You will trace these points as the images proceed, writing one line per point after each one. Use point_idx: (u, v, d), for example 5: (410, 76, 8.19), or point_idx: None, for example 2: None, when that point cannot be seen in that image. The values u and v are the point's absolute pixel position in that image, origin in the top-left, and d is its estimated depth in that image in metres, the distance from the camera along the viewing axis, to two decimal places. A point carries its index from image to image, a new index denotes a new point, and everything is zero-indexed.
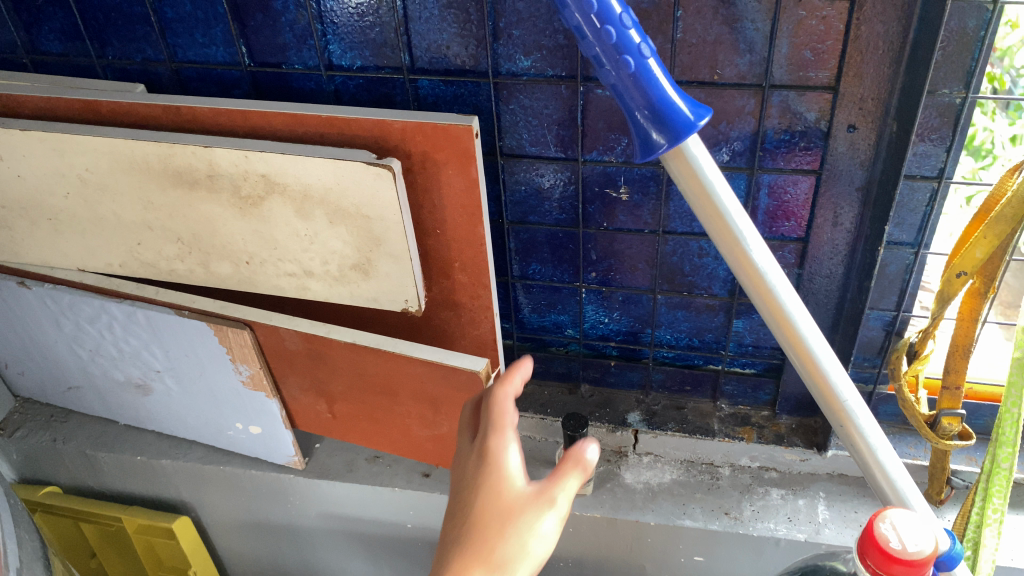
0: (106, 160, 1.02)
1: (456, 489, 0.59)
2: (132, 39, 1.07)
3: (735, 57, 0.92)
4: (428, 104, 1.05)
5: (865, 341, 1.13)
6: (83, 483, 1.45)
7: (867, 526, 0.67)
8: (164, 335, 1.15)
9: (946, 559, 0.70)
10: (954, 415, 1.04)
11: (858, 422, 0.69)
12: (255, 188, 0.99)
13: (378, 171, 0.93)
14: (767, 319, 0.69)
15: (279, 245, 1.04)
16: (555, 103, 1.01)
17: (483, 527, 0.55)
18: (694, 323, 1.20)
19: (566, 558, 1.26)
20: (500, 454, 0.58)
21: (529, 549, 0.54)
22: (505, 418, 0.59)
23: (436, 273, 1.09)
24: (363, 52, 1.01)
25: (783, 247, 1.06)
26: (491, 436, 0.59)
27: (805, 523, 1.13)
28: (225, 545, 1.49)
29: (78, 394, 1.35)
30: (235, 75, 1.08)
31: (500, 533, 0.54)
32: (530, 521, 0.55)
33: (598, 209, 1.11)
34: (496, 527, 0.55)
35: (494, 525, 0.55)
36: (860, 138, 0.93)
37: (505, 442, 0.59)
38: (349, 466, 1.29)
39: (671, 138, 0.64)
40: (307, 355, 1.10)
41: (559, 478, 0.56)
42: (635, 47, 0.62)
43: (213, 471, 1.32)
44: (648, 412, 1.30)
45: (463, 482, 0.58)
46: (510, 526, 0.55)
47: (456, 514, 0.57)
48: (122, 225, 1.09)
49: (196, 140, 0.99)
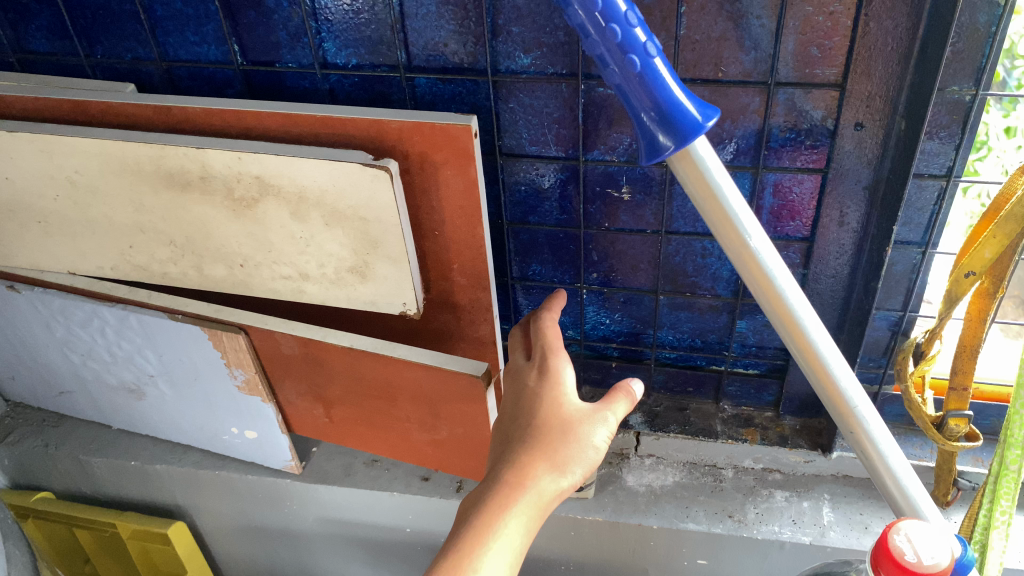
0: (96, 163, 1.00)
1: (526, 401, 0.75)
2: (121, 37, 1.05)
3: (740, 54, 0.90)
4: (426, 103, 1.03)
5: (870, 341, 1.11)
6: (76, 488, 1.43)
7: (881, 537, 0.65)
8: (157, 339, 1.13)
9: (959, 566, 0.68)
10: (961, 416, 1.01)
11: (868, 427, 0.68)
12: (249, 191, 0.97)
13: (375, 172, 0.90)
14: (775, 325, 0.67)
15: (274, 248, 1.02)
16: (555, 102, 0.99)
17: (552, 430, 0.72)
18: (697, 323, 1.18)
19: (568, 561, 1.25)
20: (562, 375, 0.77)
21: (588, 454, 0.72)
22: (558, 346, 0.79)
23: (434, 275, 1.07)
24: (359, 49, 0.99)
25: (788, 246, 1.05)
26: (551, 363, 0.78)
27: (810, 526, 1.12)
28: (221, 550, 1.47)
29: (70, 399, 1.33)
30: (228, 74, 1.05)
31: (563, 437, 0.71)
32: (591, 433, 0.72)
33: (598, 209, 1.09)
34: (560, 429, 0.72)
35: (558, 431, 0.72)
36: (867, 136, 0.91)
37: (566, 370, 0.77)
38: (347, 470, 1.27)
39: (679, 140, 0.62)
40: (303, 360, 1.08)
41: (613, 403, 0.76)
42: (640, 46, 0.60)
43: (208, 476, 1.30)
44: (650, 414, 1.29)
45: (532, 395, 0.75)
46: (573, 432, 0.72)
47: (527, 415, 0.74)
48: (114, 228, 1.07)
49: (188, 141, 0.96)
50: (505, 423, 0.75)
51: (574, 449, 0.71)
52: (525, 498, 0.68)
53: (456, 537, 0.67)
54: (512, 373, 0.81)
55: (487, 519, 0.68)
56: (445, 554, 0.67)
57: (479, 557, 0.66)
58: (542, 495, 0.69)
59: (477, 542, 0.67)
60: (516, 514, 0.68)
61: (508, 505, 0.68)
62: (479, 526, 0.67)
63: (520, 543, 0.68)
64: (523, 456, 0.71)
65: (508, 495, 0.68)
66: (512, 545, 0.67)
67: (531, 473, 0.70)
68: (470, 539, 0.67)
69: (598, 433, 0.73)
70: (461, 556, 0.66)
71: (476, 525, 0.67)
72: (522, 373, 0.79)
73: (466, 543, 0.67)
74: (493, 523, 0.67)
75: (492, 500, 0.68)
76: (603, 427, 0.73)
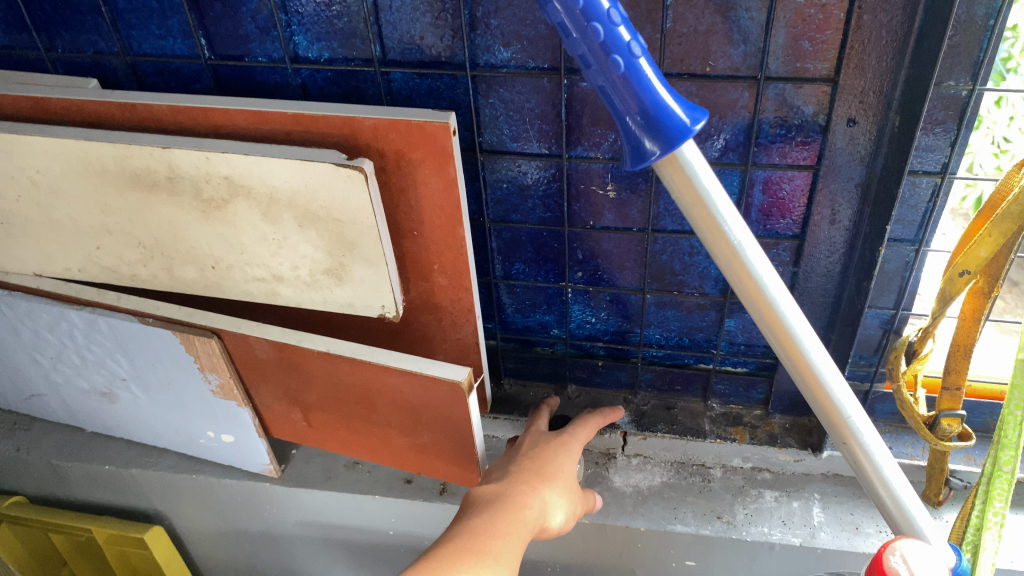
0: (58, 163, 0.96)
1: (546, 453, 0.95)
2: (83, 31, 1.00)
3: (729, 47, 0.86)
4: (402, 98, 0.99)
5: (862, 339, 1.09)
6: (50, 492, 1.40)
7: (876, 557, 0.62)
8: (128, 344, 1.09)
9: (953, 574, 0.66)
10: (954, 416, 0.98)
11: (862, 437, 0.66)
12: (219, 191, 0.93)
13: (349, 172, 0.86)
14: (765, 333, 0.64)
15: (246, 250, 0.98)
16: (537, 97, 0.95)
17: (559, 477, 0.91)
18: (685, 322, 1.16)
19: (554, 562, 1.23)
20: (574, 453, 0.97)
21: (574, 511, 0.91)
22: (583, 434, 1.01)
23: (414, 276, 1.03)
24: (331, 43, 0.95)
25: (778, 245, 1.02)
26: (571, 442, 0.99)
27: (800, 527, 1.09)
28: (201, 553, 1.44)
29: (41, 402, 1.29)
30: (195, 69, 1.01)
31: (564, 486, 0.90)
32: (578, 500, 0.93)
33: (582, 207, 1.05)
34: (564, 481, 0.91)
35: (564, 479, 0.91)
36: (860, 132, 0.88)
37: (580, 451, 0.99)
38: (328, 473, 1.24)
39: (665, 146, 0.58)
40: (279, 364, 1.04)
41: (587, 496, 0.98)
42: (624, 45, 0.56)
43: (186, 480, 1.27)
44: (637, 413, 1.26)
45: (549, 453, 0.95)
46: (569, 488, 0.91)
47: (541, 460, 0.93)
48: (79, 230, 1.02)
49: (154, 140, 0.92)
50: (519, 460, 0.93)
51: (570, 500, 0.90)
52: (541, 505, 0.84)
53: (489, 511, 0.81)
54: (530, 433, 1.01)
55: (518, 505, 0.82)
56: (481, 520, 0.79)
57: (513, 528, 0.79)
58: (549, 511, 0.85)
59: (512, 519, 0.80)
60: (534, 514, 0.83)
61: (531, 505, 0.83)
62: (511, 509, 0.81)
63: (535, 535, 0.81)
64: (539, 481, 0.88)
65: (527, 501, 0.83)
66: (531, 535, 0.81)
67: (546, 495, 0.86)
68: (503, 515, 0.80)
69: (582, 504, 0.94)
70: (495, 523, 0.79)
71: (507, 508, 0.81)
72: (540, 438, 0.99)
73: (500, 517, 0.80)
74: (521, 512, 0.81)
75: (520, 496, 0.84)
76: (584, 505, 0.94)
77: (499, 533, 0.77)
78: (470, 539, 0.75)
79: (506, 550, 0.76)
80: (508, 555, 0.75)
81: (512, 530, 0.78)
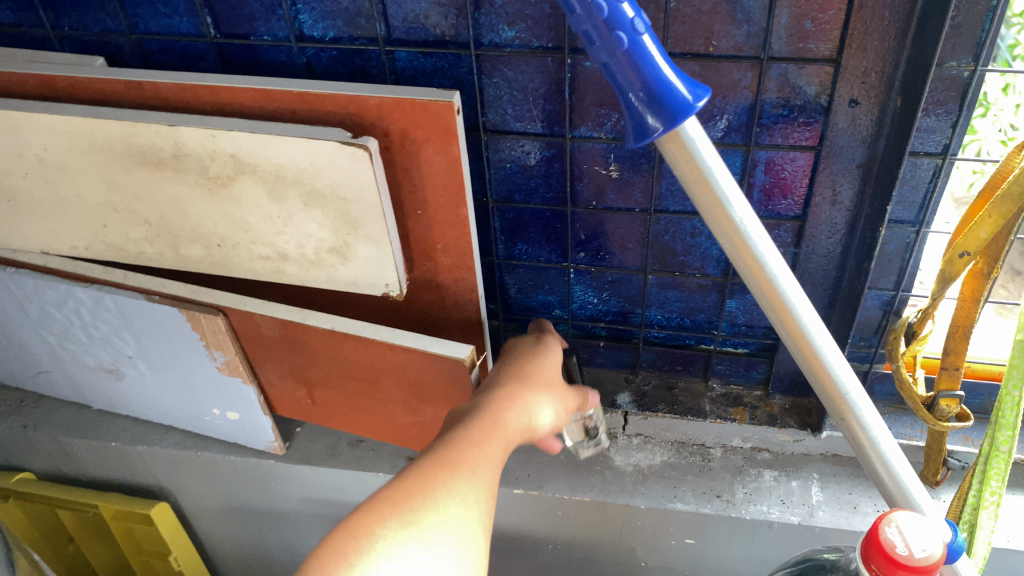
0: (65, 140, 0.96)
1: (526, 359, 0.88)
2: (89, 9, 1.01)
3: (732, 28, 0.87)
4: (407, 77, 0.99)
5: (862, 320, 1.09)
6: (57, 469, 1.41)
7: (872, 528, 0.63)
8: (134, 321, 1.10)
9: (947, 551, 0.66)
10: (952, 398, 0.98)
11: (860, 415, 0.67)
12: (224, 169, 0.94)
13: (354, 150, 0.87)
14: (765, 310, 0.65)
15: (251, 228, 0.99)
16: (541, 77, 0.96)
17: (539, 380, 0.84)
18: (686, 302, 1.17)
19: (555, 540, 1.24)
20: (552, 353, 0.91)
21: (563, 411, 0.85)
22: (556, 337, 0.94)
23: (417, 255, 1.04)
24: (336, 22, 0.95)
25: (780, 225, 1.03)
26: (549, 344, 0.92)
27: (799, 506, 1.11)
28: (206, 530, 1.46)
29: (48, 379, 1.30)
30: (201, 47, 1.02)
31: (545, 387, 0.84)
32: (566, 399, 0.87)
33: (585, 186, 1.06)
34: (546, 383, 0.85)
35: (544, 379, 0.85)
36: (862, 113, 0.89)
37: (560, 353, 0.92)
38: (331, 451, 1.25)
39: (667, 122, 0.59)
40: (284, 341, 1.05)
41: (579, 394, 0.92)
42: (628, 21, 0.57)
43: (191, 457, 1.28)
44: (638, 393, 1.27)
45: (526, 358, 0.88)
46: (552, 388, 0.85)
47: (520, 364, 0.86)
48: (85, 207, 1.03)
49: (161, 118, 0.93)
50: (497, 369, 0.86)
51: (555, 402, 0.84)
52: (524, 415, 0.78)
53: (468, 422, 0.73)
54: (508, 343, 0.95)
55: (502, 417, 0.75)
56: (459, 431, 0.71)
57: (495, 441, 0.72)
58: (532, 416, 0.79)
59: (495, 431, 0.73)
60: (515, 421, 0.76)
61: (511, 410, 0.77)
62: (494, 419, 0.74)
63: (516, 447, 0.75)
64: (519, 387, 0.81)
65: (505, 408, 0.76)
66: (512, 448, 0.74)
67: (529, 397, 0.80)
68: (485, 426, 0.73)
69: (569, 407, 0.88)
70: (477, 435, 0.71)
71: (489, 418, 0.74)
72: (518, 344, 0.92)
73: (482, 427, 0.72)
74: (504, 423, 0.74)
75: (498, 400, 0.77)
76: (570, 407, 0.89)
77: (481, 446, 0.70)
78: (450, 453, 0.68)
79: (488, 465, 0.69)
80: (489, 469, 0.69)
81: (492, 438, 0.72)
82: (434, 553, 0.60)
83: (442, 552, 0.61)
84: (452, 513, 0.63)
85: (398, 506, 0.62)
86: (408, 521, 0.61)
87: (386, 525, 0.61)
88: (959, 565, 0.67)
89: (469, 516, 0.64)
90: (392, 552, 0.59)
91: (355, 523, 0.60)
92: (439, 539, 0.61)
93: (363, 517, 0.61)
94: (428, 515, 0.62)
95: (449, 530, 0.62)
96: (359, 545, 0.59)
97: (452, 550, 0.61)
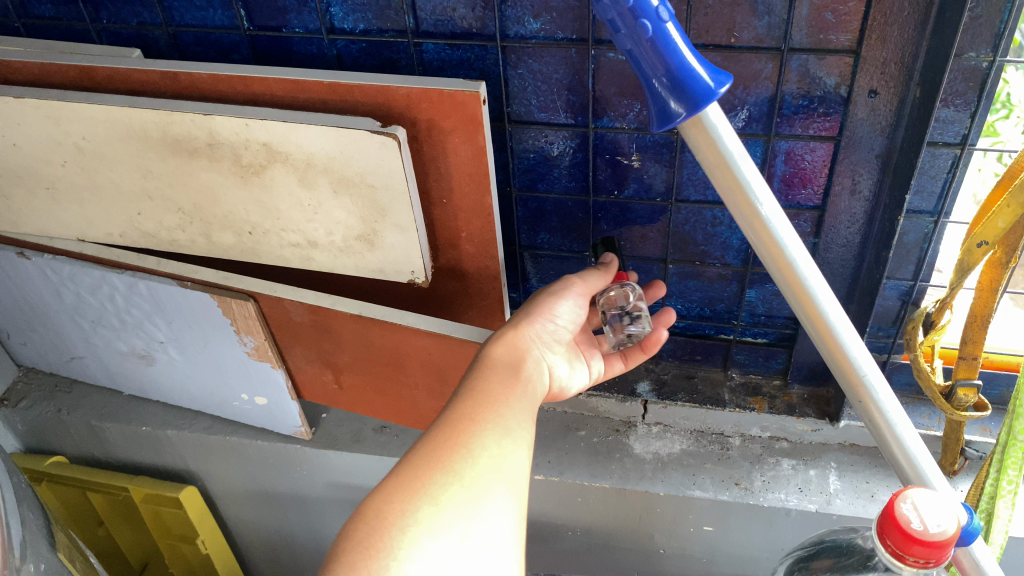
0: (103, 129, 0.99)
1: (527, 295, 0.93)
2: (127, 2, 1.04)
3: (754, 19, 0.89)
4: (434, 68, 1.02)
5: (880, 310, 1.11)
6: (89, 452, 1.45)
7: (887, 505, 0.64)
8: (166, 306, 1.13)
9: (963, 535, 0.66)
10: (970, 387, 0.98)
11: (876, 395, 0.67)
12: (257, 157, 0.97)
13: (383, 139, 0.90)
14: (784, 292, 0.67)
15: (282, 215, 1.01)
16: (564, 68, 0.98)
17: (533, 304, 0.90)
18: (707, 292, 1.18)
19: (575, 526, 1.26)
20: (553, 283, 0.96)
21: (561, 299, 0.90)
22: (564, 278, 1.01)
23: (443, 243, 1.07)
24: (365, 15, 0.98)
25: (800, 215, 1.04)
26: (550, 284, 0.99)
27: (816, 494, 1.12)
28: (232, 514, 1.49)
29: (81, 364, 1.33)
30: (234, 39, 1.05)
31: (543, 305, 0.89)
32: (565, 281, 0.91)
33: (608, 176, 1.08)
34: (543, 301, 0.89)
35: (540, 300, 0.90)
36: (881, 103, 0.90)
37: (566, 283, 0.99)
38: (356, 436, 1.28)
39: (690, 107, 0.61)
40: (312, 327, 1.08)
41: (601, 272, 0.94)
42: (652, 9, 0.59)
43: (219, 441, 1.31)
44: (657, 382, 1.28)
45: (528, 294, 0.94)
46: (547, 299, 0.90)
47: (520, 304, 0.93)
48: (121, 195, 1.06)
49: (196, 107, 0.96)
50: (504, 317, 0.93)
51: (549, 295, 0.90)
52: (511, 348, 0.85)
53: (471, 380, 0.80)
54: None
55: (497, 357, 0.83)
56: (456, 390, 0.80)
57: (491, 392, 0.79)
58: (528, 326, 0.88)
59: (491, 379, 0.80)
60: (516, 363, 0.83)
61: (506, 355, 0.84)
62: (487, 368, 0.82)
63: (523, 379, 0.82)
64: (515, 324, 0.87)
65: (503, 356, 0.83)
66: (520, 389, 0.81)
67: (521, 332, 0.86)
68: (479, 378, 0.80)
69: (579, 286, 0.91)
70: (471, 392, 0.78)
71: (485, 362, 0.83)
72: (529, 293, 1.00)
73: (476, 381, 0.80)
74: (499, 365, 0.82)
75: (494, 347, 0.84)
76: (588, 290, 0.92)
77: (478, 402, 0.77)
78: (445, 421, 0.75)
79: (486, 418, 0.75)
80: (492, 420, 0.76)
81: (494, 392, 0.79)
82: (445, 512, 0.67)
83: (457, 508, 0.68)
84: (459, 474, 0.70)
85: (405, 481, 0.69)
86: (418, 491, 0.68)
87: (402, 500, 0.67)
88: (974, 547, 0.67)
89: (476, 472, 0.71)
90: (406, 522, 0.66)
91: (368, 507, 0.67)
92: (449, 497, 0.68)
93: (374, 501, 0.68)
94: (436, 480, 0.69)
95: (458, 489, 0.69)
96: (380, 521, 0.66)
97: (463, 504, 0.68)
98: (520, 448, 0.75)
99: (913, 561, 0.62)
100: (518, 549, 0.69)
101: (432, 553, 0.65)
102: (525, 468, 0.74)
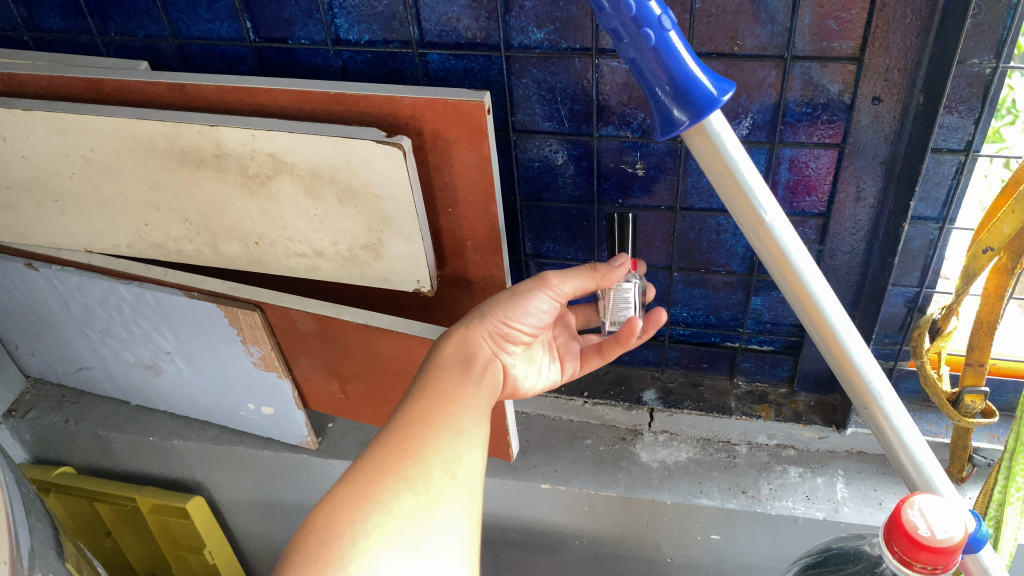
0: (111, 140, 1.00)
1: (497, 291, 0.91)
2: (135, 14, 1.05)
3: (757, 27, 0.89)
4: (439, 78, 1.02)
5: (886, 317, 1.11)
6: (96, 462, 1.45)
7: (894, 512, 0.63)
8: (172, 316, 1.13)
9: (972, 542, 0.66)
10: (977, 393, 0.96)
11: (882, 403, 0.67)
12: (263, 168, 0.97)
13: (389, 149, 0.90)
14: (790, 299, 0.67)
15: (289, 225, 1.02)
16: (568, 77, 0.98)
17: (495, 303, 0.88)
18: (711, 300, 1.19)
19: (582, 535, 1.26)
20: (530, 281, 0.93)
21: (528, 301, 0.88)
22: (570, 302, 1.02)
23: (448, 251, 1.07)
24: (371, 25, 0.99)
25: (804, 222, 1.04)
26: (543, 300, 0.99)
27: (824, 501, 1.12)
28: (239, 523, 1.50)
29: (88, 374, 1.34)
30: (241, 51, 1.06)
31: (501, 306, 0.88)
32: (531, 287, 0.88)
33: (613, 185, 1.08)
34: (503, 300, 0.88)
35: (504, 299, 0.88)
36: (884, 111, 0.91)
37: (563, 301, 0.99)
38: (363, 446, 1.28)
39: (694, 115, 0.61)
40: (318, 336, 1.08)
41: (588, 276, 0.87)
42: (655, 19, 0.59)
43: (226, 451, 1.32)
44: (664, 390, 1.29)
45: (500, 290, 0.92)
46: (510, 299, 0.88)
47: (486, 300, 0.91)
48: (128, 206, 1.07)
49: (202, 119, 0.96)
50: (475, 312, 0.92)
51: (512, 301, 0.88)
52: (467, 348, 0.85)
53: (425, 381, 0.80)
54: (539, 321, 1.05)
55: (448, 356, 0.84)
56: (408, 391, 0.80)
57: (444, 393, 0.79)
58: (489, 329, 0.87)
59: (446, 380, 0.80)
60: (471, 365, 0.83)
61: (461, 356, 0.83)
62: (441, 369, 0.82)
63: (480, 382, 0.82)
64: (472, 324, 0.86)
65: (458, 358, 0.83)
66: (473, 391, 0.81)
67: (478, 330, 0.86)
68: (431, 380, 0.80)
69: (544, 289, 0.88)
70: (425, 394, 0.78)
71: (437, 363, 0.83)
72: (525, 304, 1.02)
73: (429, 382, 0.80)
74: (455, 367, 0.82)
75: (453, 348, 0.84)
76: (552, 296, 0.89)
77: (430, 403, 0.77)
78: (396, 426, 0.74)
79: (438, 421, 0.75)
80: (445, 422, 0.76)
81: (449, 394, 0.79)
82: (397, 521, 0.67)
83: (407, 515, 0.68)
84: (411, 480, 0.70)
85: (356, 488, 0.69)
86: (369, 499, 0.68)
87: (352, 509, 0.67)
88: (982, 553, 0.67)
89: (428, 478, 0.71)
90: (357, 531, 0.66)
91: (317, 517, 0.67)
92: (401, 505, 0.68)
93: (323, 510, 0.68)
94: (387, 488, 0.69)
95: (410, 495, 0.69)
96: (331, 531, 0.66)
97: (415, 512, 0.68)
98: (473, 449, 0.75)
99: (921, 568, 0.61)
100: (472, 554, 0.69)
101: (384, 563, 0.65)
102: (478, 470, 0.74)
